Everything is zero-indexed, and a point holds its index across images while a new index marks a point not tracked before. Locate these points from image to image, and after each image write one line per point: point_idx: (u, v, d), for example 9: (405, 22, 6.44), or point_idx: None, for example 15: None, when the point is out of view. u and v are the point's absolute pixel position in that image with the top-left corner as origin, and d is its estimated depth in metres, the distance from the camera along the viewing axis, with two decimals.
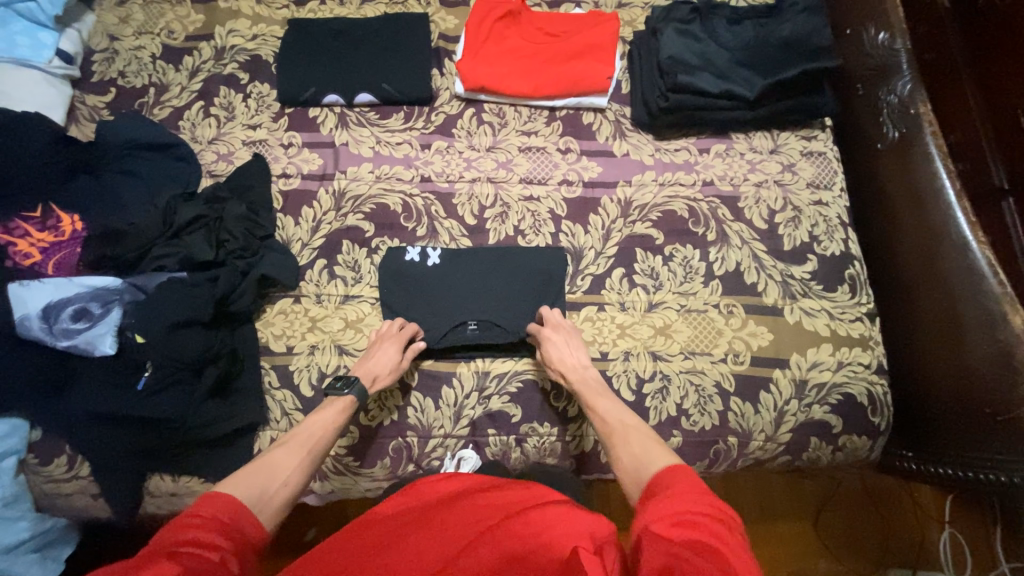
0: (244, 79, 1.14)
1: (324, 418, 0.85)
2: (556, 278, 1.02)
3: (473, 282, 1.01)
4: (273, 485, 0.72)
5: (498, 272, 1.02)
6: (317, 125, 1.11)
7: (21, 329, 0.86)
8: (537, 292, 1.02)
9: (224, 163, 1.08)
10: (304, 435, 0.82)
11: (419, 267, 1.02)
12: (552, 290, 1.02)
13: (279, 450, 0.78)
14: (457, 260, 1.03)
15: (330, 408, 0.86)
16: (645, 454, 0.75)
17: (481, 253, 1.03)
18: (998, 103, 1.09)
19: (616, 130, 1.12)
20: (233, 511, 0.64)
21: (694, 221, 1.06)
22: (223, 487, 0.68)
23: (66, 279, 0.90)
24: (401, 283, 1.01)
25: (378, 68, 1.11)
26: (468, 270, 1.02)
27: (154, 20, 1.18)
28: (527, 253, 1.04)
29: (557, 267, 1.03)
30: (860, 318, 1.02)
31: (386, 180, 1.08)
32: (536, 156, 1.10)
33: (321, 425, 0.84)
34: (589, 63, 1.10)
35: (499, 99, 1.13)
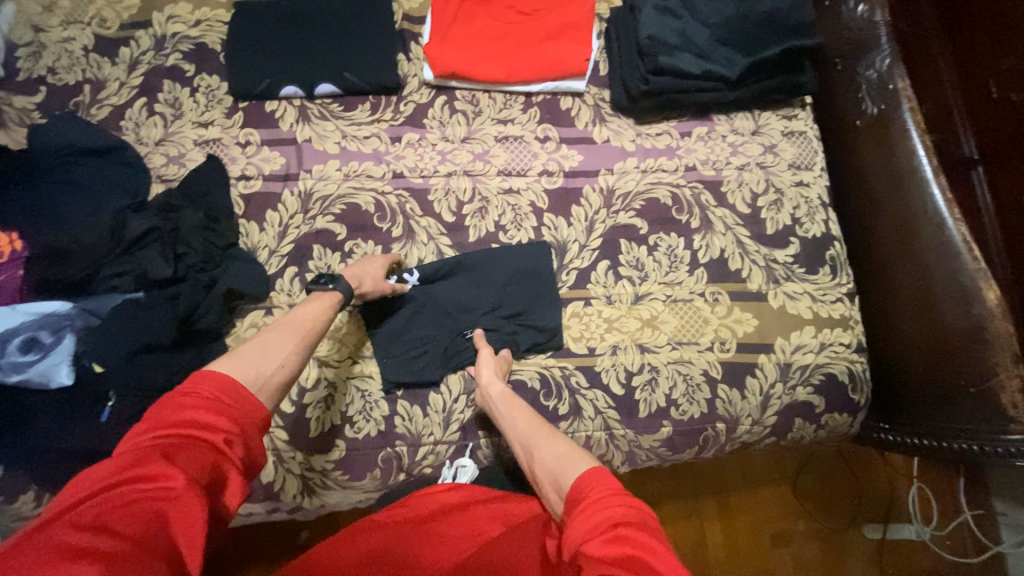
0: (190, 72, 1.04)
1: (305, 311, 0.81)
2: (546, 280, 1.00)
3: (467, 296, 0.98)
4: (260, 363, 0.69)
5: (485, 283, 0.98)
6: (275, 120, 1.02)
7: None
8: (533, 298, 0.99)
9: (175, 167, 0.99)
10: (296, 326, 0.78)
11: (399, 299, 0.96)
12: (547, 293, 0.99)
13: (267, 332, 0.75)
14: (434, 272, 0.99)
15: (312, 303, 0.83)
16: (560, 459, 0.71)
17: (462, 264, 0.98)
18: (969, 73, 1.10)
19: (595, 115, 1.07)
20: (226, 387, 0.63)
21: (678, 209, 1.04)
22: (217, 365, 0.66)
23: (9, 308, 0.83)
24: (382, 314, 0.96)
25: (339, 55, 1.03)
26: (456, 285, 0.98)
27: (82, 7, 1.06)
28: (516, 252, 1.00)
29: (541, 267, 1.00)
30: (841, 299, 1.03)
31: (356, 178, 1.01)
32: (514, 146, 1.05)
33: (311, 316, 0.81)
34: (564, 43, 1.04)
35: (472, 85, 1.06)
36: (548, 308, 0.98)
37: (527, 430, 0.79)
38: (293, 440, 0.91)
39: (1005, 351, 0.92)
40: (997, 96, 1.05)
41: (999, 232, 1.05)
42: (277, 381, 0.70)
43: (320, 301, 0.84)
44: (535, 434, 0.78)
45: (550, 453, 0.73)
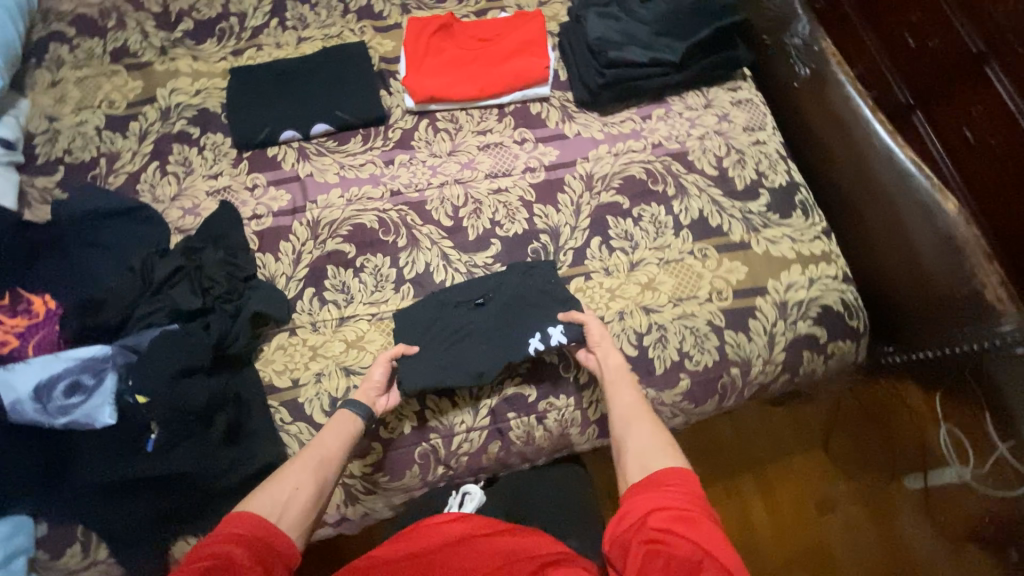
0: (196, 134, 1.15)
1: (335, 433, 0.84)
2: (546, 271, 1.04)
3: (466, 329, 0.99)
4: (287, 490, 0.76)
5: (456, 326, 0.99)
6: (278, 162, 1.12)
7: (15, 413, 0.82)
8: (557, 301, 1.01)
9: (191, 218, 1.08)
10: (319, 453, 0.81)
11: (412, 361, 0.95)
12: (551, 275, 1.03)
13: (292, 463, 0.79)
14: (414, 325, 1.00)
15: (335, 426, 0.85)
16: (655, 449, 0.79)
17: (434, 319, 1.00)
18: (887, 30, 1.27)
19: (563, 115, 1.19)
20: (264, 528, 0.70)
21: (655, 180, 1.14)
22: (252, 504, 0.73)
23: (52, 356, 0.87)
24: (419, 359, 0.96)
25: (328, 99, 1.15)
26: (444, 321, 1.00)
27: (92, 94, 1.20)
28: (471, 286, 1.03)
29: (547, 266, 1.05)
30: (819, 237, 1.11)
31: (358, 202, 1.10)
32: (496, 152, 1.16)
33: (335, 440, 0.84)
34: (525, 58, 1.18)
35: (450, 106, 1.18)
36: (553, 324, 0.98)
37: (632, 412, 0.85)
38: None
39: (977, 254, 0.98)
40: (915, 45, 1.22)
41: (948, 161, 1.18)
42: (306, 502, 0.76)
43: (344, 423, 0.86)
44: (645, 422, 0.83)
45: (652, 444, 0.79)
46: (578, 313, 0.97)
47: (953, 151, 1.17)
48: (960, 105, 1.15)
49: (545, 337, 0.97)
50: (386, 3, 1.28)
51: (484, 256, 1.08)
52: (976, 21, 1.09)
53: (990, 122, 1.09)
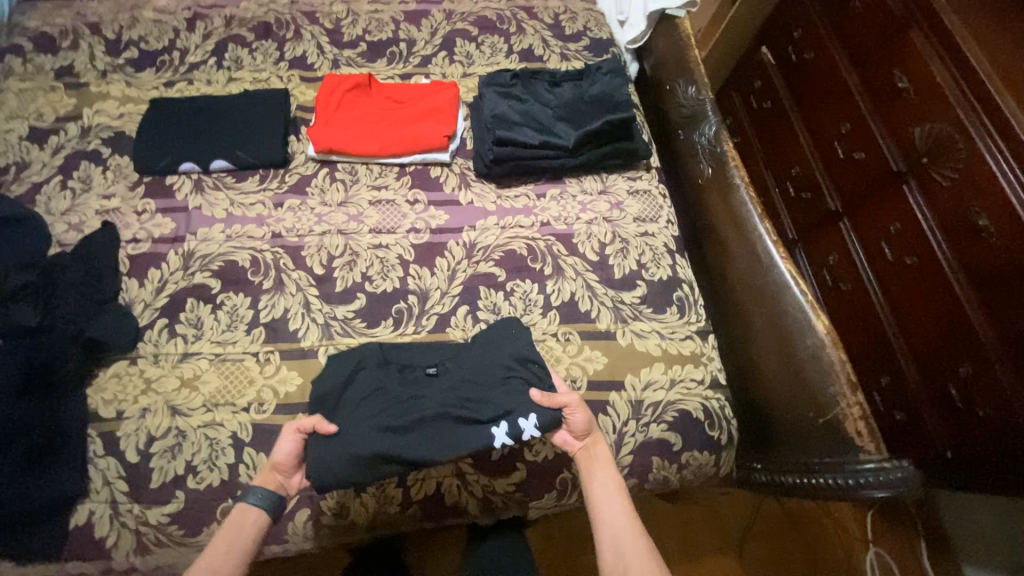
0: (106, 154, 1.20)
1: (226, 544, 0.78)
2: (508, 328, 1.00)
3: (412, 397, 0.93)
4: None
5: (398, 394, 0.93)
6: (172, 191, 1.16)
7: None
8: (512, 364, 0.95)
9: (74, 233, 1.11)
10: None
11: (342, 435, 0.88)
12: (521, 339, 0.98)
13: None
14: (364, 400, 0.92)
15: (231, 531, 0.79)
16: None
17: (373, 390, 0.93)
18: (822, 139, 1.38)
19: (461, 181, 1.22)
20: None
21: (534, 258, 1.13)
22: None
23: None
24: (353, 433, 0.88)
25: (235, 138, 1.20)
26: (398, 401, 0.92)
27: (27, 106, 1.28)
28: (424, 356, 0.99)
29: (516, 327, 1.01)
30: (691, 336, 1.10)
31: (237, 239, 1.12)
32: (385, 209, 1.18)
33: (227, 556, 0.77)
34: (428, 122, 1.21)
35: (350, 159, 1.22)
36: (506, 391, 0.92)
37: (619, 529, 0.81)
38: (135, 492, 0.91)
39: (841, 380, 0.95)
40: (845, 155, 1.30)
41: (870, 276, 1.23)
42: None
43: (245, 523, 0.81)
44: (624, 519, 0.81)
45: (633, 553, 0.78)
46: (558, 395, 0.90)
47: (874, 266, 1.22)
48: (882, 224, 1.20)
49: (514, 429, 0.89)
50: (319, 56, 1.35)
51: (345, 309, 1.07)
52: (897, 141, 1.17)
53: (905, 242, 1.14)
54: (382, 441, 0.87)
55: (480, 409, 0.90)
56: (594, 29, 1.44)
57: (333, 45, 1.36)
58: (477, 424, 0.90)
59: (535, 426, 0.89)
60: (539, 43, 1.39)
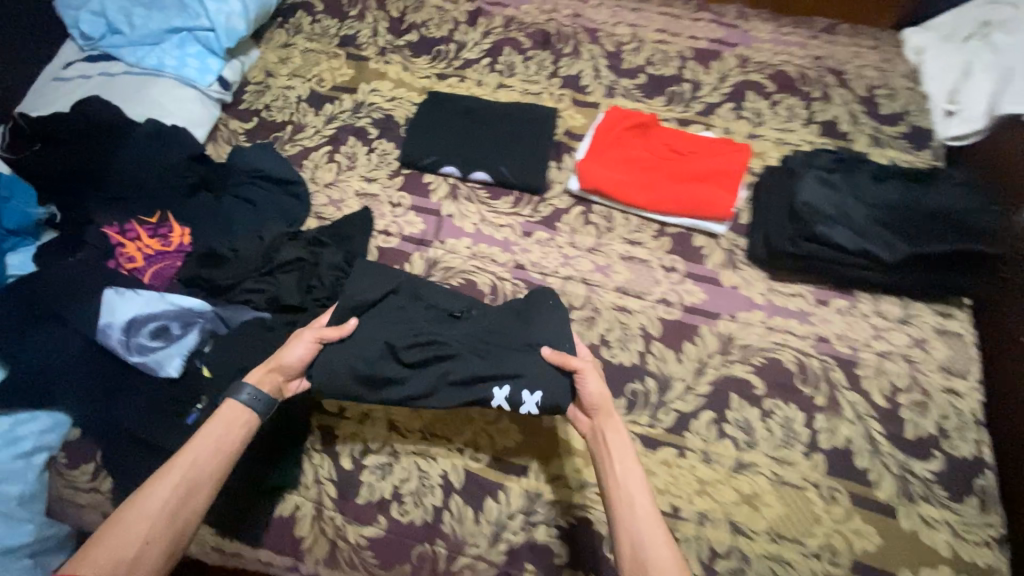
0: (373, 135, 1.20)
1: (209, 437, 0.74)
2: (542, 301, 0.90)
3: (427, 327, 0.88)
4: (140, 528, 0.67)
5: (414, 321, 0.88)
6: (428, 191, 1.14)
7: (113, 342, 0.86)
8: (535, 332, 0.86)
9: (333, 209, 1.11)
10: (177, 472, 0.71)
11: (346, 344, 0.84)
12: (555, 315, 0.88)
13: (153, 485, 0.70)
14: (391, 320, 0.88)
15: (219, 422, 0.75)
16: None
17: (390, 309, 0.89)
18: None
19: (727, 260, 1.06)
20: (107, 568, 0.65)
21: (804, 380, 0.96)
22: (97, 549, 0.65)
23: (158, 294, 0.90)
24: (364, 345, 0.84)
25: (501, 151, 1.14)
26: (403, 317, 0.88)
27: (309, 67, 1.29)
28: (450, 296, 0.93)
29: (556, 308, 0.89)
30: (991, 544, 0.85)
31: (481, 259, 1.07)
32: (637, 268, 1.05)
33: (201, 451, 0.73)
34: (711, 187, 1.08)
35: (611, 204, 1.11)
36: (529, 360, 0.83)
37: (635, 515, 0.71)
38: (341, 500, 0.88)
39: None
40: None
41: None
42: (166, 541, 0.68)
43: (230, 414, 0.76)
44: (648, 508, 0.72)
45: (658, 546, 0.69)
46: (574, 359, 0.82)
47: None
48: None
49: (513, 398, 0.82)
50: (595, 80, 1.25)
51: None
52: None
53: None
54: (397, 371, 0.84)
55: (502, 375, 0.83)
56: (917, 114, 1.22)
57: (611, 71, 1.26)
58: (460, 385, 0.84)
59: (536, 404, 0.81)
60: (847, 117, 1.20)
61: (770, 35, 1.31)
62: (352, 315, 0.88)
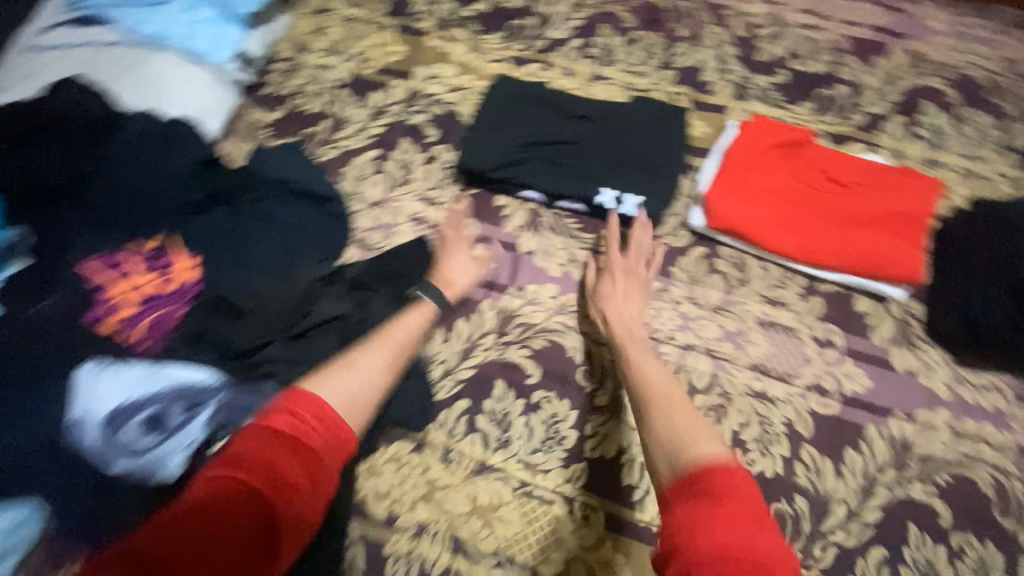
0: (432, 137, 0.93)
1: (397, 318, 0.66)
2: (651, 106, 0.90)
3: (547, 126, 0.89)
4: (352, 385, 0.57)
5: (536, 124, 0.89)
6: (502, 218, 0.88)
7: (90, 443, 0.58)
8: (652, 134, 0.87)
9: (381, 236, 0.86)
10: (395, 333, 0.64)
11: (487, 109, 0.91)
12: (669, 125, 0.88)
13: (360, 350, 0.61)
14: (503, 121, 0.90)
15: (404, 319, 0.67)
16: (685, 430, 0.56)
17: (511, 108, 0.90)
18: None
19: (900, 334, 0.80)
20: (308, 417, 0.52)
21: (1004, 512, 0.72)
22: (310, 381, 0.56)
23: (150, 367, 0.63)
24: (490, 129, 0.89)
25: (601, 166, 0.85)
26: (530, 116, 0.90)
27: (351, 42, 1.01)
28: (557, 92, 0.92)
29: (673, 112, 0.89)
30: None
31: (570, 314, 0.83)
32: (780, 339, 0.80)
33: (403, 329, 0.65)
34: (886, 236, 0.80)
35: (743, 247, 0.84)
36: (653, 159, 0.86)
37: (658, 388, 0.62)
38: None
39: None
40: None
41: None
42: (367, 402, 0.57)
43: (413, 315, 0.68)
44: (677, 404, 0.60)
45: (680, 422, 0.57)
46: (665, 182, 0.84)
47: None
48: None
49: (618, 195, 0.84)
50: (720, 75, 0.95)
51: None
52: None
53: None
54: (517, 155, 0.87)
55: (614, 182, 0.84)
56: None
57: (742, 64, 0.96)
58: (566, 180, 0.85)
59: (637, 208, 0.83)
60: None
61: (947, 27, 1.00)
62: (480, 115, 0.90)
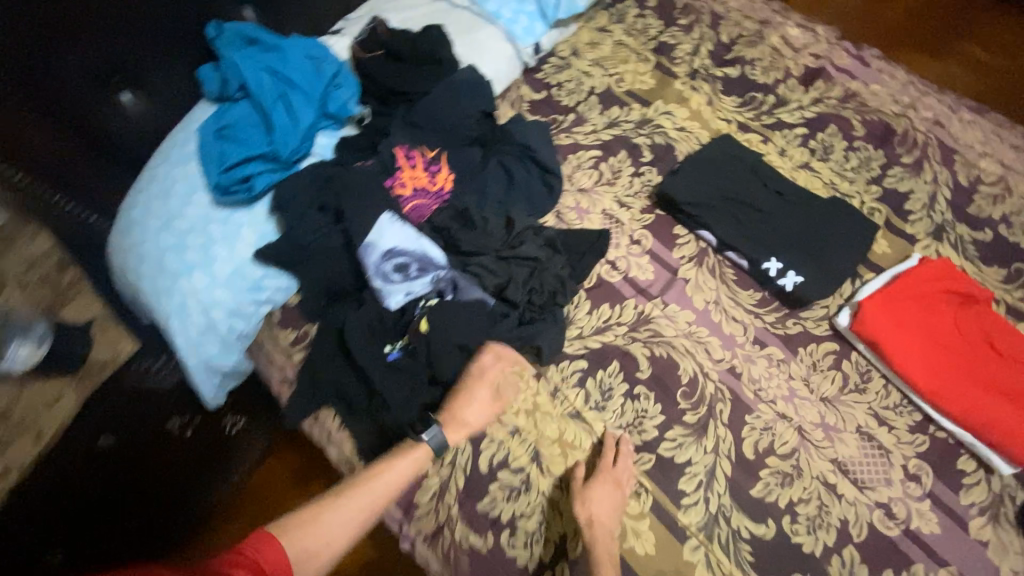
0: (645, 159, 1.12)
1: (383, 479, 0.78)
2: (845, 211, 1.00)
3: (746, 190, 1.03)
4: (322, 541, 0.71)
5: (738, 184, 1.03)
6: (674, 243, 1.04)
7: (371, 261, 0.91)
8: (835, 234, 0.98)
9: (575, 215, 1.06)
10: (377, 487, 0.77)
11: (703, 156, 1.07)
12: (854, 235, 0.98)
13: (339, 502, 0.74)
14: (711, 170, 1.05)
15: (404, 458, 0.80)
16: None
17: (723, 163, 1.06)
18: None
19: (990, 505, 0.84)
20: (269, 559, 0.65)
21: None
22: (285, 529, 0.70)
23: (417, 234, 0.94)
24: (698, 172, 1.05)
25: (779, 240, 0.97)
26: (735, 176, 1.04)
27: (614, 61, 1.22)
28: (766, 166, 1.06)
29: (862, 224, 0.99)
30: None
31: (694, 341, 0.96)
32: (871, 452, 0.87)
33: (391, 479, 0.79)
34: (1022, 416, 0.84)
35: (875, 361, 0.91)
36: (827, 255, 0.96)
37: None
38: (463, 493, 0.87)
39: None
40: None
41: None
42: (340, 549, 0.72)
43: (411, 458, 0.81)
44: None
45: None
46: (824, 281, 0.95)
47: None
48: None
49: (783, 269, 0.95)
50: (926, 210, 1.01)
51: (745, 524, 0.84)
52: None
53: None
54: (711, 201, 1.02)
55: (784, 256, 0.96)
56: None
57: (952, 210, 1.01)
58: (743, 237, 0.98)
59: (794, 284, 0.95)
60: None
61: None
62: (695, 158, 1.07)
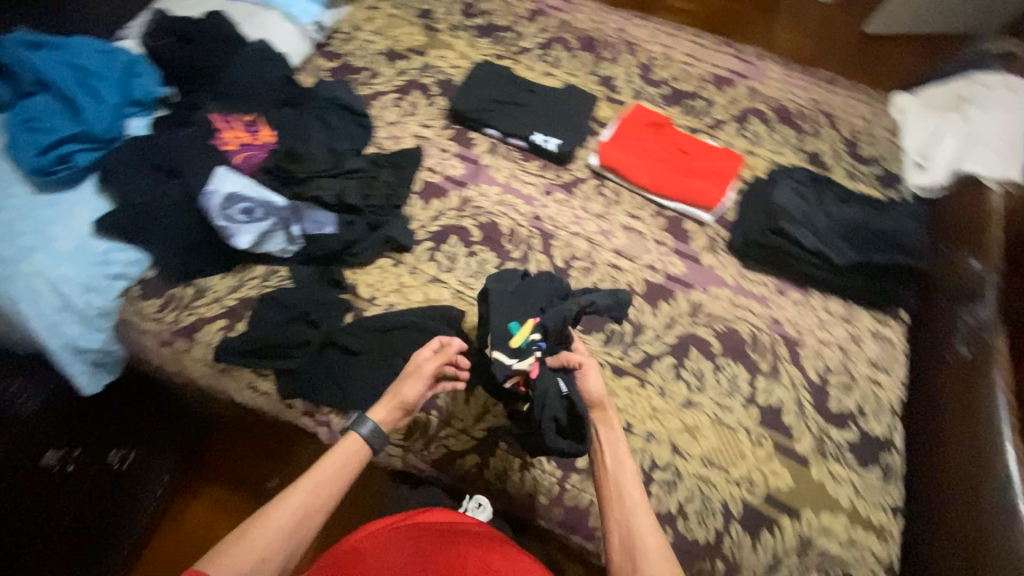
0: (434, 92, 1.41)
1: (328, 469, 0.78)
2: (575, 93, 1.40)
3: (509, 94, 1.37)
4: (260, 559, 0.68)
5: (502, 92, 1.38)
6: (471, 144, 1.34)
7: (212, 206, 1.04)
8: (573, 109, 1.37)
9: (391, 142, 1.31)
10: (318, 485, 0.76)
11: (472, 78, 1.39)
12: (585, 107, 1.38)
13: (282, 508, 0.72)
14: (480, 86, 1.38)
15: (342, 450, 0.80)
16: None
17: (488, 80, 1.39)
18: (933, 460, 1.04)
19: (710, 244, 1.25)
20: None
21: (755, 348, 1.13)
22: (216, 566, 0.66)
23: (254, 183, 1.11)
24: (472, 90, 1.37)
25: (537, 121, 1.33)
26: (498, 86, 1.39)
27: (389, 29, 1.50)
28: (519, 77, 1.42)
29: (588, 100, 1.40)
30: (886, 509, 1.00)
31: (505, 205, 1.26)
32: (633, 237, 1.24)
33: (334, 469, 0.78)
34: (707, 184, 1.28)
35: (620, 181, 1.31)
36: (571, 122, 1.34)
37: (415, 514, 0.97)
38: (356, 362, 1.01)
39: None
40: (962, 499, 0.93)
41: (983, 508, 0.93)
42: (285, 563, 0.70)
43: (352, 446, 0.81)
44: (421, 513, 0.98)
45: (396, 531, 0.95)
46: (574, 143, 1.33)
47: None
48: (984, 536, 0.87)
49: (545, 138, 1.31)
50: (627, 83, 1.46)
51: None
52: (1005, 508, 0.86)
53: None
54: (486, 106, 1.35)
55: (545, 131, 1.32)
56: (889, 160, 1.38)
57: (642, 80, 1.47)
58: (514, 125, 1.33)
59: (556, 146, 1.30)
60: (832, 152, 1.39)
61: (783, 75, 1.52)
62: (467, 81, 1.39)
